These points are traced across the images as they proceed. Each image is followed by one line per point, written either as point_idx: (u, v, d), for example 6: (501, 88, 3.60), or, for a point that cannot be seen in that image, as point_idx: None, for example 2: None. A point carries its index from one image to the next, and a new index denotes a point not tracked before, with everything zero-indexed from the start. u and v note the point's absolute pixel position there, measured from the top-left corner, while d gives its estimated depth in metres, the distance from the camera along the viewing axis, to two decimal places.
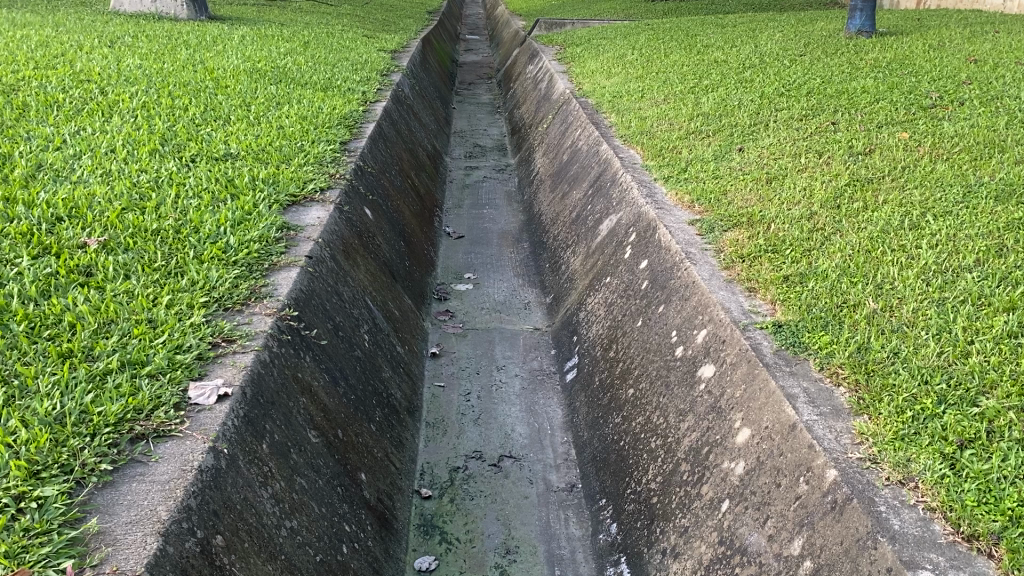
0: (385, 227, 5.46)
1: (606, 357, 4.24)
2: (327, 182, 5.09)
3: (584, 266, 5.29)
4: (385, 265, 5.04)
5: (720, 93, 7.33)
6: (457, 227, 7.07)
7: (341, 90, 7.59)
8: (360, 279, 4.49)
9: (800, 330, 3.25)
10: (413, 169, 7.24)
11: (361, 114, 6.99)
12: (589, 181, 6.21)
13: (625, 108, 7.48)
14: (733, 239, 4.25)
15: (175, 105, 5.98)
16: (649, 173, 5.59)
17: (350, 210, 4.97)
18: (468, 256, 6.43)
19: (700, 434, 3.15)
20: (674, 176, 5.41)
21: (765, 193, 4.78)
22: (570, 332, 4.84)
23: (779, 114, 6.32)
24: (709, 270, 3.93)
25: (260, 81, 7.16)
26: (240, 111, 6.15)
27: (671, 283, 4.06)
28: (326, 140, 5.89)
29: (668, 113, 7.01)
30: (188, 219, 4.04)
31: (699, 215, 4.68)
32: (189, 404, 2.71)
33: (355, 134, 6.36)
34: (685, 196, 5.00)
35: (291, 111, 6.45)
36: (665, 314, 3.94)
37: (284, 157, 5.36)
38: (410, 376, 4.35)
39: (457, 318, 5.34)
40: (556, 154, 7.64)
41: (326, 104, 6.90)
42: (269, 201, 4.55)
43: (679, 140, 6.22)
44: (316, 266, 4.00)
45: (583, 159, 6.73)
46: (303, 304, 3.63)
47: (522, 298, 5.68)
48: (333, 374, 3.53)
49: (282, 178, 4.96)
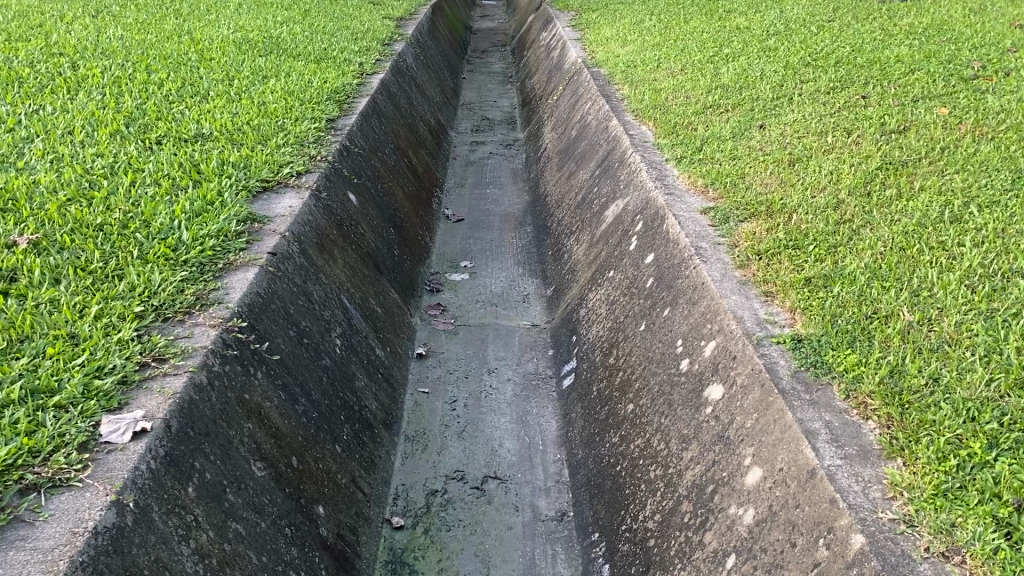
0: (372, 212, 5.05)
1: (606, 364, 3.81)
2: (306, 165, 4.66)
3: (589, 256, 4.84)
4: (369, 255, 4.62)
5: (741, 62, 6.81)
6: (457, 209, 6.64)
7: (336, 61, 7.13)
8: (337, 276, 4.07)
9: (822, 348, 2.80)
10: (411, 147, 6.79)
11: (355, 88, 6.54)
12: (598, 160, 5.74)
13: (639, 80, 6.98)
14: (749, 231, 3.80)
15: (151, 80, 5.56)
16: (660, 153, 5.12)
17: (330, 196, 4.54)
18: (467, 241, 6.01)
19: (704, 469, 2.72)
20: (687, 156, 4.94)
21: (787, 178, 4.30)
22: (569, 331, 4.41)
23: (804, 87, 5.81)
24: (721, 269, 3.47)
25: (248, 53, 6.72)
26: (221, 86, 5.72)
27: (678, 283, 3.61)
28: (311, 117, 5.46)
29: (685, 85, 6.51)
30: (139, 211, 3.62)
31: (713, 203, 4.21)
32: (99, 441, 2.31)
33: (345, 111, 5.92)
34: (698, 179, 4.53)
35: (277, 85, 6.01)
36: (671, 319, 3.49)
37: (261, 137, 4.93)
38: (390, 384, 3.95)
39: (449, 313, 4.93)
40: (565, 129, 7.17)
41: (318, 76, 6.46)
42: (236, 188, 4.13)
43: (695, 115, 5.73)
44: (281, 265, 3.58)
45: (591, 135, 6.26)
46: (259, 310, 3.22)
47: (520, 290, 5.25)
48: (292, 391, 3.13)
49: (256, 160, 4.53)
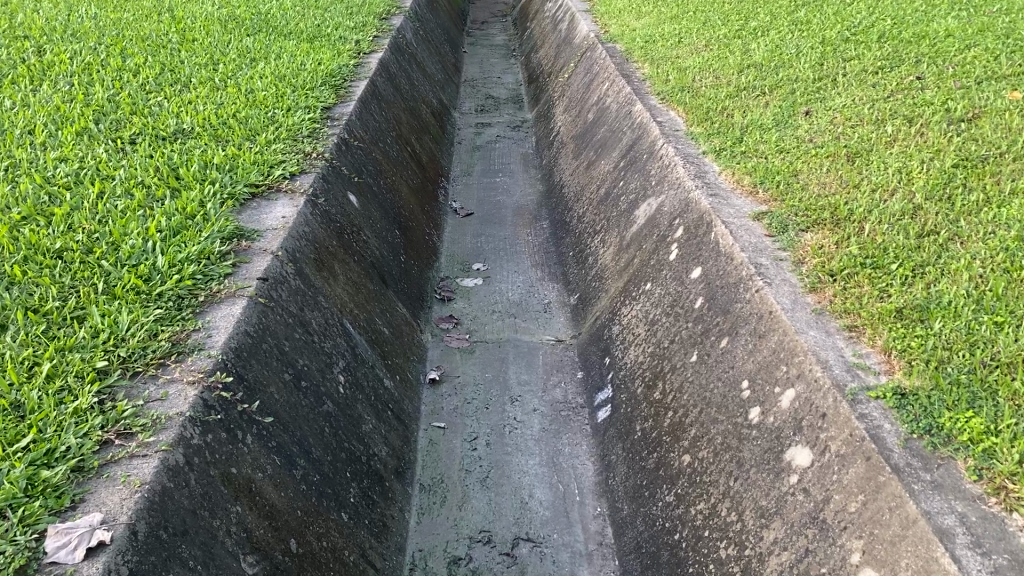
0: (375, 214, 4.52)
1: (649, 399, 3.31)
2: (300, 165, 4.12)
3: (619, 263, 4.33)
4: (373, 266, 4.11)
5: (772, 37, 6.25)
6: (465, 202, 6.11)
7: (330, 40, 6.56)
8: (338, 295, 3.56)
9: (934, 407, 2.30)
10: (414, 133, 6.25)
11: (352, 71, 5.98)
12: (622, 150, 5.22)
13: (660, 57, 6.42)
14: (815, 244, 3.29)
15: (125, 65, 5.00)
16: (695, 144, 4.59)
17: (327, 200, 4.01)
18: (477, 239, 5.49)
19: (794, 559, 2.28)
20: (727, 148, 4.42)
21: (848, 177, 3.79)
22: (601, 352, 3.91)
23: (848, 67, 5.27)
24: (789, 294, 2.97)
25: (234, 32, 6.14)
26: (204, 72, 5.16)
27: (736, 308, 3.11)
28: (305, 107, 4.92)
29: (713, 64, 5.96)
30: (107, 230, 3.09)
31: (766, 207, 3.71)
32: (44, 563, 1.80)
33: (342, 97, 5.37)
34: (745, 177, 4.02)
35: (266, 69, 5.45)
36: (731, 352, 2.99)
37: (250, 131, 4.39)
38: (402, 421, 3.46)
39: (463, 326, 4.42)
40: (580, 111, 6.62)
41: (311, 58, 5.90)
42: (221, 197, 3.60)
43: (729, 99, 5.20)
44: (273, 292, 3.06)
45: (612, 120, 5.72)
46: (249, 354, 2.71)
47: (540, 297, 4.74)
48: (289, 452, 2.63)
49: (243, 160, 3.99)
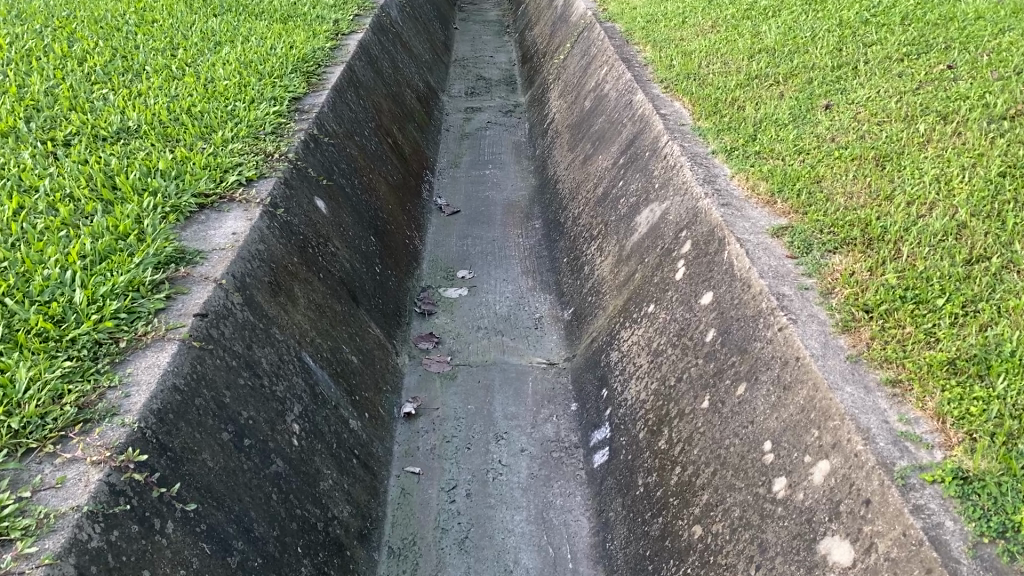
0: (346, 221, 4.07)
1: (652, 446, 2.89)
2: (259, 168, 3.67)
3: (617, 277, 3.89)
4: (342, 282, 3.66)
5: (785, 17, 5.77)
6: (452, 199, 5.66)
7: (306, 20, 6.07)
8: (298, 323, 3.12)
9: (1006, 498, 1.86)
10: (396, 123, 5.79)
11: (327, 55, 5.51)
12: (622, 146, 4.76)
13: (663, 40, 5.95)
14: (846, 270, 2.84)
15: (71, 51, 4.52)
16: (703, 143, 4.14)
17: (289, 209, 3.56)
18: (463, 242, 5.04)
19: None
20: (740, 150, 3.97)
21: (879, 185, 3.34)
22: (598, 381, 3.49)
23: (870, 52, 4.80)
24: (819, 336, 2.53)
25: (199, 12, 5.65)
26: (160, 58, 4.69)
27: (755, 348, 2.67)
28: (271, 99, 4.46)
29: (720, 48, 5.49)
30: (18, 257, 2.64)
31: (785, 222, 3.26)
32: None
33: (314, 86, 4.91)
34: (760, 185, 3.57)
35: (231, 55, 4.97)
36: (749, 403, 2.56)
37: (205, 128, 3.93)
38: (369, 468, 3.03)
39: (445, 346, 3.99)
40: (576, 98, 6.15)
41: (282, 41, 5.42)
42: (162, 210, 3.14)
43: (739, 89, 4.74)
44: (213, 331, 2.62)
45: (612, 110, 5.26)
46: (175, 415, 2.28)
47: (530, 311, 4.30)
48: (223, 535, 2.22)
49: (193, 164, 3.53)
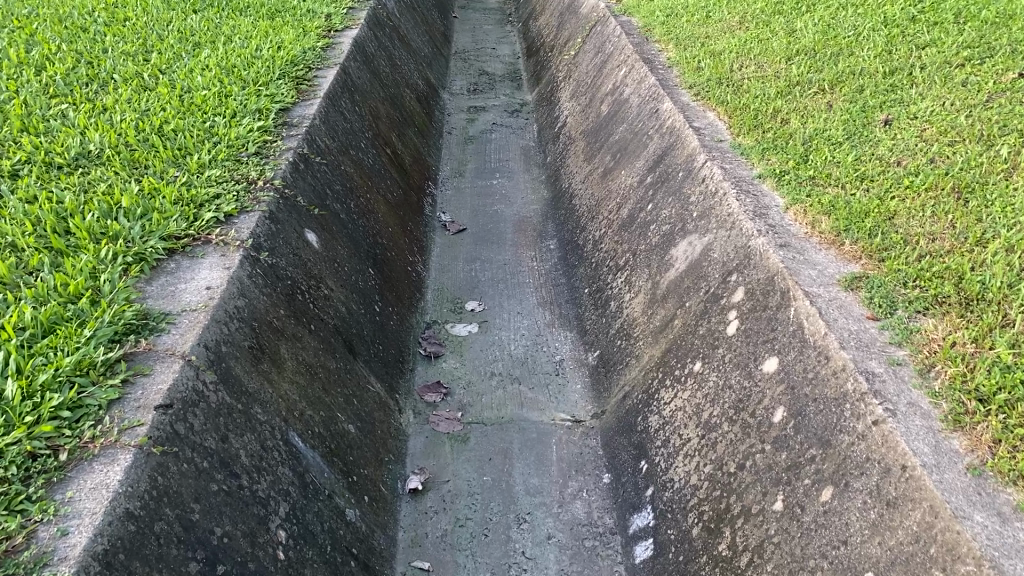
0: (341, 254, 3.58)
1: (710, 549, 2.45)
2: (240, 200, 3.17)
3: (651, 320, 3.42)
4: (337, 332, 3.17)
5: (821, 13, 5.27)
6: (456, 214, 5.17)
7: (295, 16, 5.56)
8: (285, 394, 2.63)
9: None
10: (394, 130, 5.29)
11: (318, 56, 5.00)
12: (649, 162, 4.28)
13: (687, 38, 5.45)
14: (947, 339, 2.35)
15: (29, 57, 4.01)
16: (746, 166, 3.66)
17: (274, 250, 3.06)
18: (471, 267, 4.55)
19: None
20: (790, 176, 3.49)
21: (966, 223, 2.84)
22: (634, 449, 3.02)
23: (925, 55, 4.31)
24: (927, 435, 2.05)
25: (177, 8, 5.13)
26: (131, 64, 4.18)
27: (841, 444, 2.21)
28: (255, 112, 3.96)
29: (752, 48, 5.00)
30: None
31: (858, 272, 2.78)
32: None
33: (305, 95, 4.40)
34: (822, 222, 3.08)
35: (211, 58, 4.46)
36: (839, 518, 2.11)
37: (179, 150, 3.43)
38: (371, 570, 2.57)
39: (455, 398, 3.49)
40: (592, 100, 5.65)
41: (269, 42, 4.91)
42: (124, 260, 2.65)
43: (779, 99, 4.25)
44: (180, 426, 2.13)
45: (635, 118, 4.77)
46: (129, 552, 1.81)
47: (549, 352, 3.81)
48: None
49: (163, 196, 3.03)
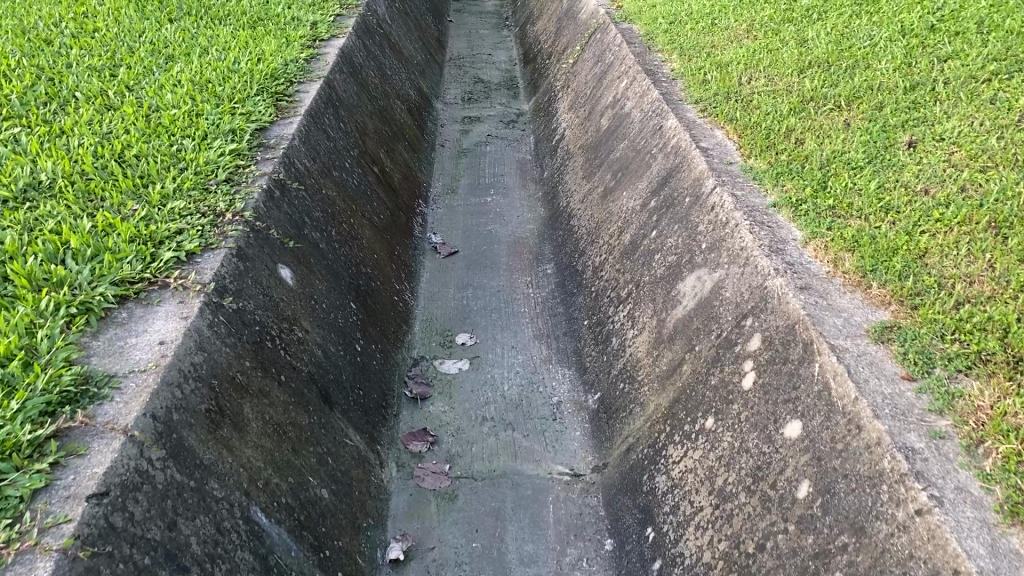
0: (319, 290, 3.29)
1: None
2: (204, 237, 2.88)
3: (657, 362, 3.13)
4: (312, 381, 2.89)
5: (834, 22, 4.99)
6: (448, 235, 4.88)
7: (278, 26, 5.27)
8: (248, 462, 2.35)
9: None
10: (383, 145, 5.01)
11: (301, 68, 4.72)
12: (653, 184, 3.99)
13: (691, 48, 5.17)
14: (997, 407, 2.06)
15: None
16: (759, 193, 3.37)
17: (240, 292, 2.77)
18: (462, 294, 4.26)
19: None
20: (809, 206, 3.20)
21: (1009, 263, 2.54)
22: (640, 513, 2.74)
23: (949, 68, 4.02)
24: (981, 532, 1.77)
25: (152, 18, 4.85)
26: (96, 80, 3.89)
27: (879, 535, 1.93)
28: (228, 133, 3.67)
29: (761, 59, 4.72)
30: None
31: (889, 322, 2.49)
32: None
33: (284, 113, 4.11)
34: (847, 262, 2.80)
35: (184, 72, 4.17)
36: None
37: (140, 178, 3.14)
38: None
39: (443, 447, 3.20)
40: (591, 113, 5.37)
41: (248, 55, 4.63)
42: (67, 312, 2.36)
43: (793, 117, 3.97)
44: (117, 518, 1.85)
45: (637, 135, 4.49)
46: None
47: (545, 393, 3.52)
48: None
49: (118, 233, 2.75)
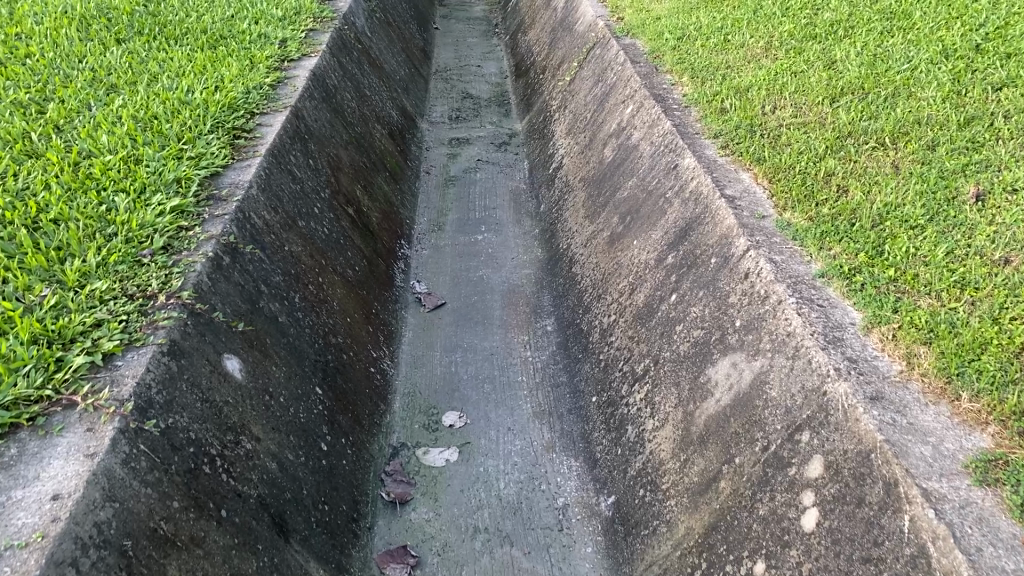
0: (276, 380, 2.74)
1: None
2: (127, 331, 2.33)
3: (683, 470, 2.60)
4: (262, 509, 2.35)
5: (863, 39, 4.46)
6: (434, 282, 4.34)
7: (243, 45, 4.71)
8: None
9: None
10: (360, 181, 4.46)
11: (265, 96, 4.16)
12: (669, 235, 3.46)
13: (704, 69, 4.63)
14: None
15: None
16: (802, 258, 2.84)
17: (169, 405, 2.22)
18: (450, 359, 3.70)
19: None
20: (864, 277, 2.66)
21: None
22: None
23: (1007, 99, 3.50)
24: None
25: (96, 40, 4.28)
26: (19, 117, 3.33)
27: None
28: (171, 183, 3.11)
29: (785, 83, 4.18)
30: None
31: (992, 453, 1.95)
32: None
33: (241, 153, 3.56)
34: (925, 361, 2.26)
35: (126, 106, 3.61)
36: None
37: (56, 248, 2.59)
38: None
39: (426, 570, 2.68)
40: (593, 141, 4.83)
41: (204, 82, 4.07)
42: None
43: (829, 157, 3.44)
44: None
45: (648, 172, 3.95)
46: None
47: (547, 492, 2.98)
48: None
49: (15, 331, 2.19)
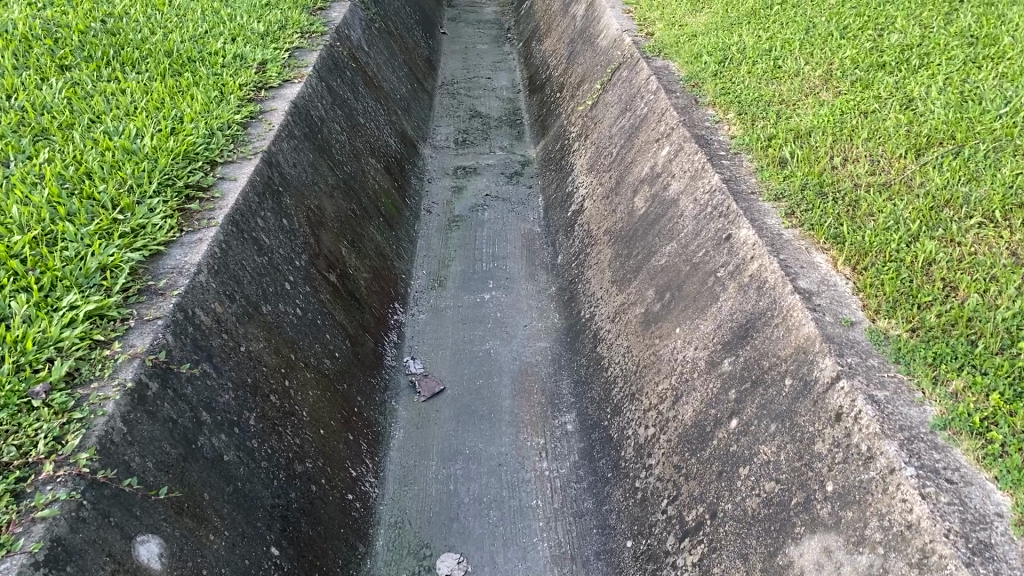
0: (214, 554, 2.11)
1: None
2: None
3: None
4: None
5: (944, 69, 3.74)
6: (432, 358, 3.66)
7: (213, 71, 4.02)
8: None
9: None
10: (348, 235, 3.79)
11: (231, 139, 3.47)
12: (722, 330, 2.77)
13: (752, 104, 3.92)
14: None
15: None
16: (909, 393, 2.15)
17: None
18: (449, 472, 3.04)
19: None
20: (1002, 430, 1.96)
21: None
22: None
23: None
24: None
25: (35, 70, 3.60)
26: None
27: None
28: (93, 270, 2.43)
29: (855, 126, 3.47)
30: None
31: None
32: None
33: (193, 221, 2.88)
34: None
35: (53, 158, 2.93)
36: None
37: None
38: None
39: None
40: (620, 185, 4.13)
41: (157, 121, 3.38)
42: None
43: (926, 233, 2.72)
44: None
45: (691, 238, 3.26)
46: None
47: None
48: None
49: None
